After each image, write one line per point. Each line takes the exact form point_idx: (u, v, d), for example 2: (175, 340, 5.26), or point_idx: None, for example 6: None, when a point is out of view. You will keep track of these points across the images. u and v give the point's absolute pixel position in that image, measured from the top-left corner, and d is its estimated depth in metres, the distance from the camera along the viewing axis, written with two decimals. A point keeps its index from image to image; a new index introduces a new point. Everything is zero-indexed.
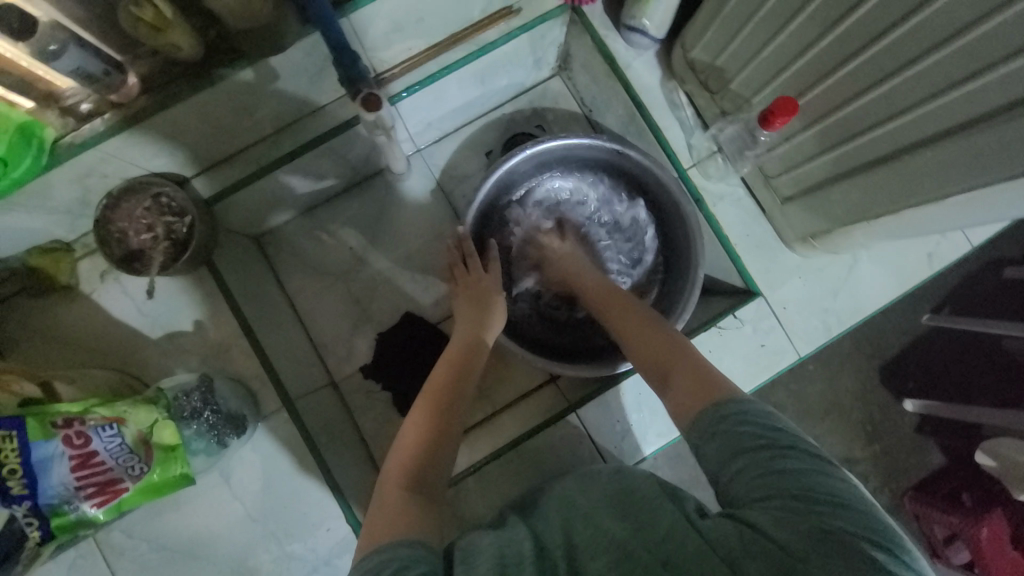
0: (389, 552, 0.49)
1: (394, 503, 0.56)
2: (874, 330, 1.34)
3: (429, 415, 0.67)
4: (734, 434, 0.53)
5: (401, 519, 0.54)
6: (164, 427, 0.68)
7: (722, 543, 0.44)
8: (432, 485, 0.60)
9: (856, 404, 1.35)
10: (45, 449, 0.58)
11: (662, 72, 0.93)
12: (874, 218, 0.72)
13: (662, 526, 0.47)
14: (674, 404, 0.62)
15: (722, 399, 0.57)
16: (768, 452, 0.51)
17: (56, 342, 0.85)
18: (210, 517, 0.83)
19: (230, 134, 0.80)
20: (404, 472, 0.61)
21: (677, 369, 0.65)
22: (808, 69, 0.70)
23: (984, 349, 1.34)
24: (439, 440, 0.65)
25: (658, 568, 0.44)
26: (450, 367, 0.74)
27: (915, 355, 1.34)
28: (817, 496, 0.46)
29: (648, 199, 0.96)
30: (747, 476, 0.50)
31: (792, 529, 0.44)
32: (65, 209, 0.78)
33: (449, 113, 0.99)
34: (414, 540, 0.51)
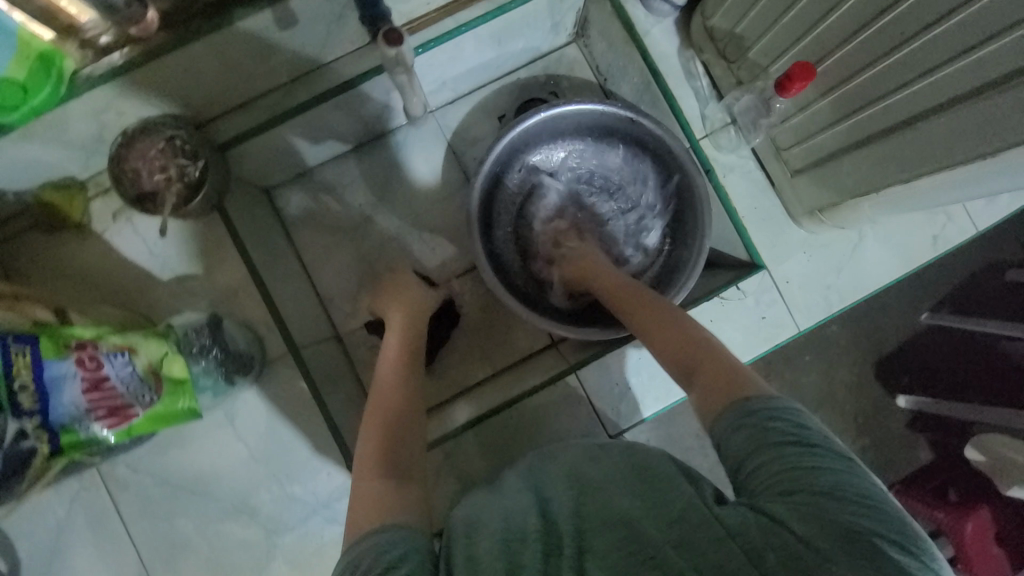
0: (369, 541, 0.50)
1: (370, 490, 0.57)
2: (873, 323, 1.35)
3: (392, 396, 0.70)
4: (765, 429, 0.53)
5: (380, 506, 0.55)
6: (173, 360, 0.69)
7: (743, 532, 0.45)
8: (408, 469, 0.61)
9: (850, 396, 1.35)
10: (57, 368, 0.60)
11: (680, 40, 0.92)
12: (881, 188, 0.72)
13: (677, 507, 0.49)
14: (697, 400, 0.62)
15: (751, 395, 0.57)
16: (795, 449, 0.51)
17: (67, 278, 0.86)
18: (214, 456, 0.85)
19: (248, 78, 0.80)
20: (375, 461, 0.61)
21: (699, 363, 0.64)
22: (828, 37, 0.70)
23: (981, 348, 1.34)
24: (400, 423, 0.66)
25: (670, 549, 0.45)
26: (400, 358, 0.77)
27: (913, 350, 1.35)
28: (845, 495, 0.47)
29: (658, 170, 0.97)
30: (770, 468, 0.50)
31: (816, 526, 0.45)
32: (80, 145, 0.78)
33: (465, 74, 0.99)
34: (398, 526, 0.52)
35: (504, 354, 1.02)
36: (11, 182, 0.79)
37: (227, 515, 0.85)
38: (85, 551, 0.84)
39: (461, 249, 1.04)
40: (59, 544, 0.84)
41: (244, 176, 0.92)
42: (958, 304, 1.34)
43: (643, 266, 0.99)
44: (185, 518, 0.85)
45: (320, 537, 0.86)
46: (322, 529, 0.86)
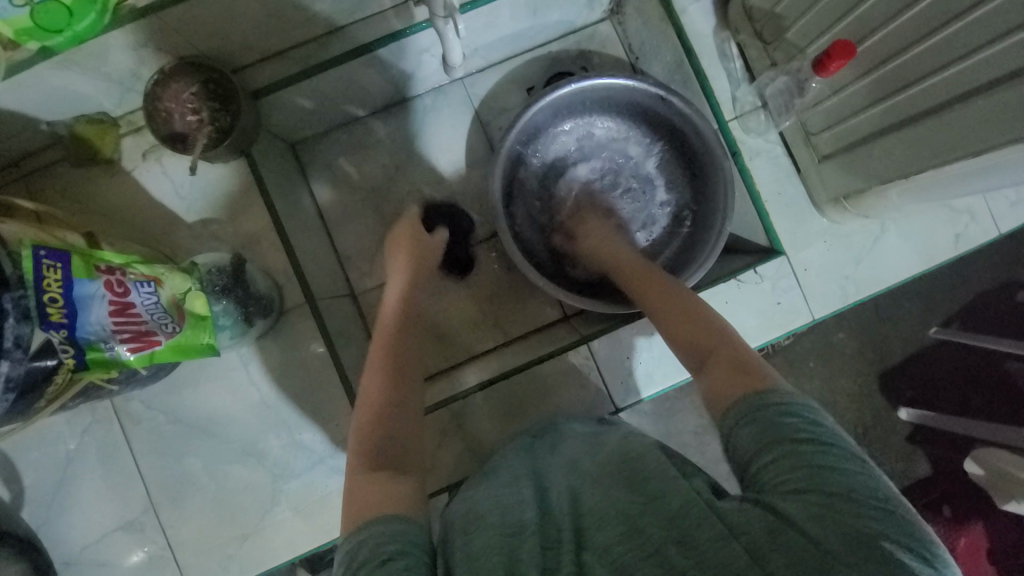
0: (369, 531, 0.49)
1: (367, 483, 0.55)
2: (879, 332, 1.34)
3: (390, 369, 0.68)
4: (776, 425, 0.52)
5: (379, 491, 0.53)
6: (196, 297, 0.71)
7: (746, 531, 0.45)
8: (404, 460, 0.59)
9: (852, 406, 1.34)
10: (87, 287, 0.60)
11: (717, 20, 0.91)
12: (914, 173, 0.72)
13: (675, 503, 0.49)
14: (710, 386, 0.61)
15: (767, 391, 0.56)
16: (808, 447, 0.50)
17: (94, 213, 0.88)
18: (227, 399, 0.86)
19: (282, 29, 0.80)
20: (368, 453, 0.59)
21: (716, 356, 0.63)
22: (871, 16, 0.70)
23: (985, 365, 1.34)
24: (396, 403, 0.64)
25: (670, 547, 0.45)
26: (392, 328, 0.74)
27: (919, 363, 1.34)
28: (859, 497, 0.46)
29: (684, 149, 0.96)
30: (780, 465, 0.49)
31: (826, 526, 0.44)
32: (117, 79, 0.79)
33: (498, 42, 0.99)
34: (395, 514, 0.51)
35: (516, 323, 1.02)
36: (46, 112, 0.80)
37: (235, 458, 0.86)
38: (93, 482, 0.85)
39: (481, 218, 1.05)
40: (68, 473, 0.85)
41: (273, 127, 0.93)
42: (971, 320, 1.33)
43: (659, 247, 1.01)
44: (193, 457, 0.86)
45: (324, 487, 0.87)
46: (327, 479, 0.87)
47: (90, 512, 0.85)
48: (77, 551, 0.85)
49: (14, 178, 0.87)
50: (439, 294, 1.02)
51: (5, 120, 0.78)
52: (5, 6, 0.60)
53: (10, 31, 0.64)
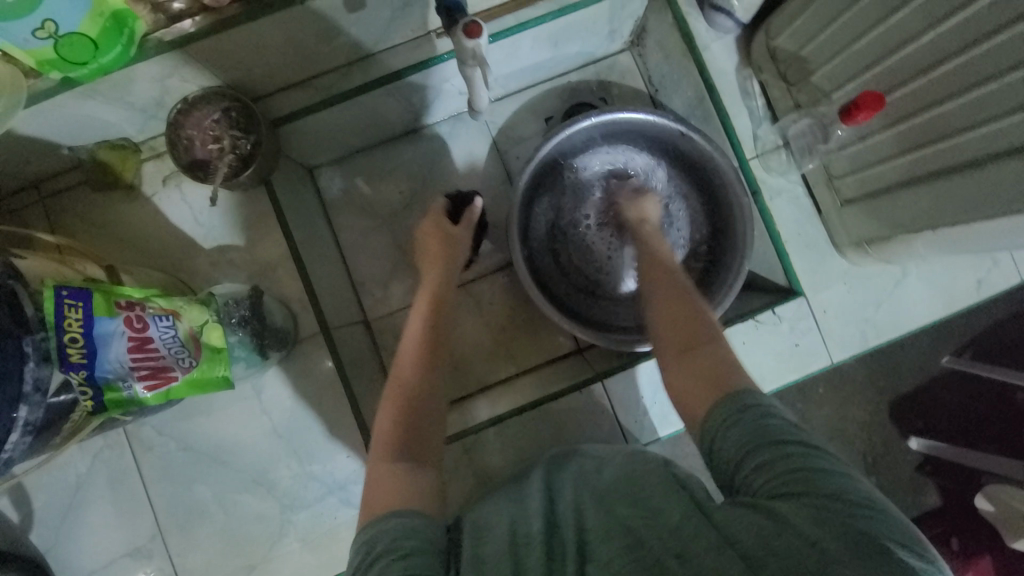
0: (387, 523, 0.50)
1: (385, 475, 0.57)
2: (889, 360, 1.26)
3: (421, 363, 0.70)
4: (762, 427, 0.51)
5: (402, 486, 0.55)
6: (213, 328, 0.68)
7: (739, 539, 0.42)
8: (421, 450, 0.61)
9: (860, 431, 1.27)
10: (107, 325, 0.60)
11: (739, 58, 0.92)
12: (940, 226, 0.72)
13: (675, 517, 0.46)
14: (683, 397, 0.60)
15: (741, 393, 0.55)
16: (793, 448, 0.48)
17: (113, 237, 0.88)
18: (240, 428, 0.86)
19: (309, 60, 0.81)
20: (390, 442, 0.61)
21: (697, 355, 0.62)
22: (904, 66, 0.70)
23: (994, 395, 1.27)
24: (413, 420, 0.63)
25: (669, 558, 0.42)
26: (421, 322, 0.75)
27: (928, 395, 1.27)
28: (851, 498, 0.44)
29: (703, 185, 0.96)
30: (769, 470, 0.47)
31: (823, 527, 0.41)
32: (142, 107, 0.80)
33: (518, 73, 0.98)
34: (413, 510, 0.52)
35: (528, 355, 1.01)
36: (70, 138, 0.81)
37: (245, 486, 0.86)
38: (102, 507, 0.85)
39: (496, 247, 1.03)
40: (77, 498, 0.85)
41: (293, 155, 0.93)
42: (984, 350, 1.26)
43: None
44: (204, 485, 0.86)
45: (333, 518, 0.86)
46: (337, 510, 0.86)
47: (98, 537, 0.85)
48: None
49: (34, 201, 0.88)
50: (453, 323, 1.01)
51: (30, 146, 0.79)
52: (28, 38, 0.61)
53: (33, 61, 0.65)
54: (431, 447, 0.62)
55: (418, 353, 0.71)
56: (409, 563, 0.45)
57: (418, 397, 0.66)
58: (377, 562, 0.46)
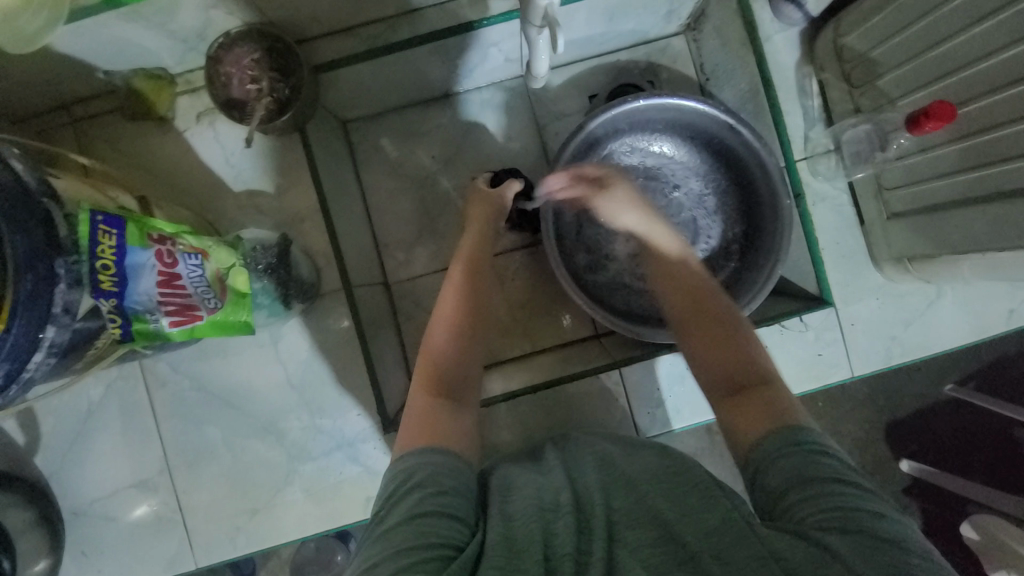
0: (426, 457, 0.53)
1: (426, 409, 0.59)
2: (895, 383, 1.25)
3: (460, 321, 0.67)
4: (816, 464, 0.50)
5: (430, 426, 0.57)
6: (239, 273, 0.68)
7: (788, 556, 0.42)
8: (461, 391, 0.62)
9: (856, 449, 1.25)
10: (139, 256, 0.59)
11: (801, 54, 0.88)
12: (990, 250, 0.70)
13: (714, 520, 0.46)
14: (730, 429, 0.58)
15: (795, 428, 0.53)
16: (848, 488, 0.48)
17: (141, 169, 0.87)
18: (255, 375, 0.87)
19: (358, 8, 0.77)
20: (430, 384, 0.62)
21: (747, 387, 0.59)
22: (979, 79, 0.67)
23: (992, 428, 1.24)
24: (449, 382, 0.62)
25: (705, 556, 0.43)
26: (462, 279, 0.71)
27: (927, 420, 1.25)
28: (907, 546, 0.43)
29: (744, 182, 0.93)
30: (819, 503, 0.47)
31: (876, 567, 0.41)
32: (183, 37, 0.77)
33: (568, 44, 0.94)
34: (445, 450, 0.55)
35: (547, 334, 1.00)
36: (108, 61, 0.78)
37: (255, 432, 0.86)
38: (111, 437, 0.86)
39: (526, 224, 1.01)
40: (88, 426, 0.86)
41: (330, 106, 0.90)
42: (987, 383, 1.23)
43: None
44: (214, 426, 0.86)
45: (338, 474, 0.87)
46: (343, 466, 0.87)
47: (106, 466, 0.86)
48: (89, 502, 0.86)
49: (64, 123, 0.86)
50: None
51: (66, 66, 0.77)
52: None
53: None
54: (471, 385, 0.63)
55: (457, 309, 0.67)
56: (444, 499, 0.49)
57: (454, 355, 0.64)
58: (413, 493, 0.50)
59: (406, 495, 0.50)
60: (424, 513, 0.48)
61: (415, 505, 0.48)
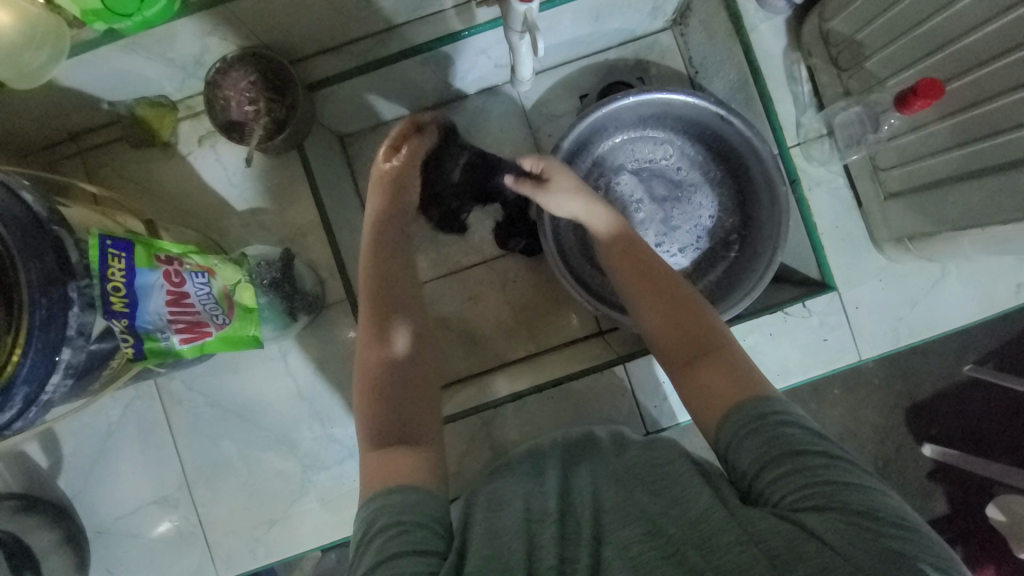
0: (390, 498, 0.52)
1: (387, 454, 0.57)
2: (911, 366, 1.23)
3: (403, 342, 0.66)
4: (783, 436, 0.49)
5: (407, 459, 0.57)
6: (244, 289, 0.73)
7: (765, 538, 0.42)
8: (405, 432, 0.60)
9: (874, 435, 1.23)
10: (147, 277, 0.60)
11: (788, 41, 0.89)
12: (990, 224, 0.69)
13: (698, 509, 0.47)
14: (701, 405, 0.57)
15: (762, 399, 0.53)
16: (817, 460, 0.47)
17: (147, 194, 0.90)
18: (265, 388, 0.89)
19: (347, 25, 0.79)
20: (377, 425, 0.60)
21: (707, 360, 0.58)
22: (964, 55, 0.67)
23: (1013, 408, 1.22)
24: (399, 393, 0.63)
25: (690, 547, 0.43)
26: (379, 315, 0.67)
27: (947, 402, 1.22)
28: (881, 516, 0.43)
29: (740, 171, 0.93)
30: (794, 481, 0.46)
31: (850, 539, 0.41)
32: (180, 65, 0.80)
33: (556, 47, 0.95)
34: (421, 488, 0.54)
35: (550, 334, 1.01)
36: (111, 93, 0.81)
37: (269, 445, 0.88)
38: (130, 456, 0.88)
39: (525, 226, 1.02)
40: (108, 444, 0.88)
41: (325, 121, 0.93)
42: (1006, 361, 1.21)
43: (702, 269, 0.97)
44: (229, 441, 0.88)
45: (351, 482, 0.88)
46: (355, 474, 0.88)
47: (127, 485, 0.88)
48: (111, 521, 0.88)
49: (73, 153, 0.89)
50: (474, 299, 1.02)
51: (73, 99, 0.80)
52: None
53: (78, 11, 0.65)
54: (424, 422, 0.62)
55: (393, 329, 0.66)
56: (408, 537, 0.49)
57: (404, 391, 0.63)
58: (376, 538, 0.49)
59: (370, 543, 0.49)
60: (387, 558, 0.47)
61: (380, 550, 0.48)
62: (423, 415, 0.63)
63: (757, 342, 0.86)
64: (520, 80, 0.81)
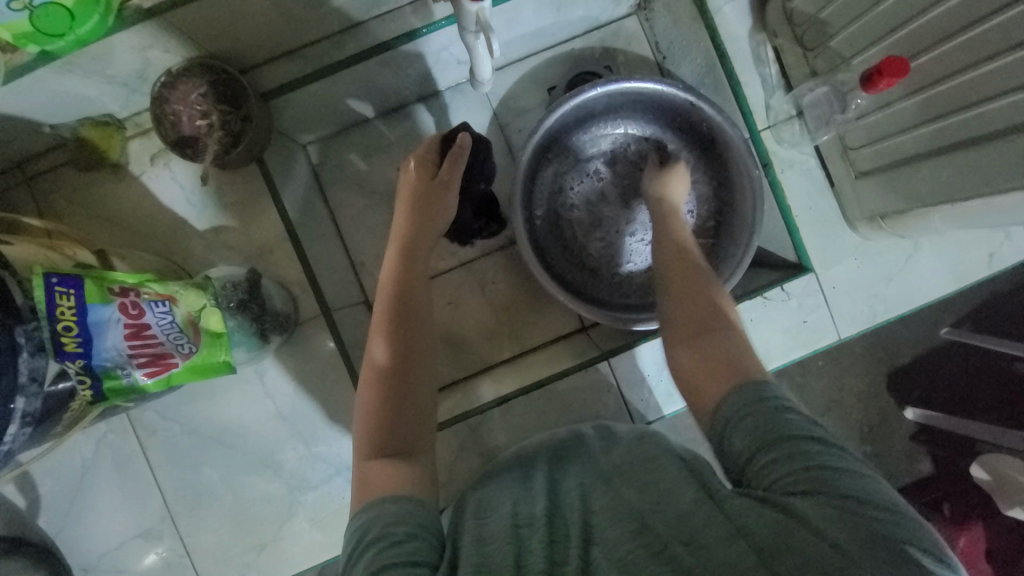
0: (381, 509, 0.51)
1: (376, 468, 0.56)
2: (891, 334, 1.25)
3: (397, 348, 0.65)
4: (778, 419, 0.50)
5: (394, 469, 0.55)
6: (211, 313, 0.66)
7: (751, 528, 0.42)
8: (405, 442, 0.59)
9: (858, 405, 1.25)
10: (102, 312, 0.58)
11: (753, 23, 0.88)
12: (960, 200, 0.69)
13: (685, 503, 0.46)
14: (696, 386, 0.58)
15: (759, 383, 0.54)
16: (810, 446, 0.47)
17: (102, 220, 0.86)
18: (243, 411, 0.86)
19: (297, 28, 0.75)
20: (374, 434, 0.59)
21: (711, 343, 0.60)
22: (927, 32, 0.67)
23: (990, 367, 1.25)
24: (395, 399, 0.61)
25: (677, 544, 0.42)
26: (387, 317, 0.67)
27: (927, 367, 1.25)
28: (870, 501, 0.43)
29: (714, 154, 0.92)
30: (787, 465, 0.46)
31: (840, 527, 0.41)
32: (122, 81, 0.76)
33: (519, 39, 0.92)
34: (405, 495, 0.53)
35: (533, 334, 0.99)
36: (51, 116, 0.77)
37: (253, 468, 0.86)
38: (108, 491, 0.85)
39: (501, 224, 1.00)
40: (84, 482, 0.85)
41: (286, 130, 0.89)
42: (981, 323, 1.23)
43: None
44: (212, 468, 0.86)
45: (340, 499, 0.87)
46: (344, 490, 0.86)
47: (108, 520, 0.85)
48: (96, 559, 0.85)
49: (18, 182, 0.85)
50: (454, 302, 0.99)
51: (9, 125, 0.75)
52: (3, 11, 0.56)
53: (9, 35, 0.60)
54: (420, 433, 0.61)
55: (388, 335, 0.66)
56: (402, 547, 0.47)
57: (404, 399, 0.61)
58: (369, 550, 0.47)
59: (362, 554, 0.47)
60: (381, 569, 0.45)
61: (373, 561, 0.45)
62: (425, 428, 0.62)
63: None
64: (483, 78, 0.77)
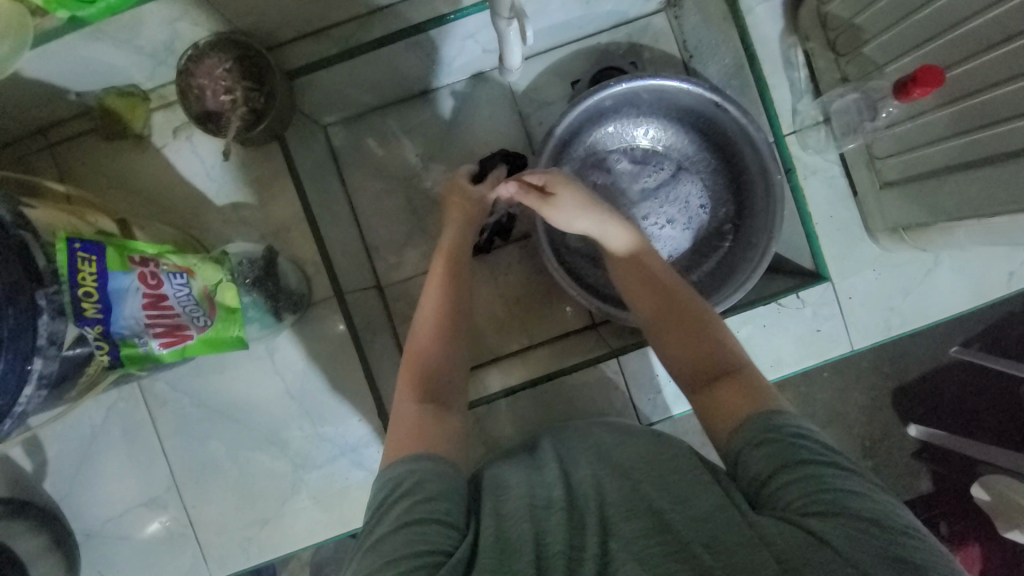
0: (410, 469, 0.52)
1: (399, 427, 0.57)
2: (899, 349, 1.24)
3: (441, 328, 0.64)
4: (793, 444, 0.49)
5: (415, 432, 0.56)
6: (227, 288, 0.70)
7: (778, 543, 0.42)
8: (447, 395, 0.61)
9: (861, 418, 1.24)
10: (122, 280, 0.58)
11: (784, 25, 0.86)
12: (987, 215, 0.68)
13: (703, 508, 0.46)
14: (711, 416, 0.56)
15: (776, 410, 0.52)
16: (826, 470, 0.47)
17: (122, 189, 0.86)
18: (251, 386, 0.87)
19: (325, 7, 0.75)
20: (412, 390, 0.60)
21: (722, 377, 0.57)
22: (964, 43, 0.66)
23: (997, 387, 1.24)
24: (431, 378, 0.61)
25: (699, 547, 0.43)
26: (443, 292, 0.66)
27: (933, 384, 1.24)
28: (890, 524, 0.43)
29: (736, 157, 0.91)
30: (803, 487, 0.46)
31: (862, 549, 0.41)
32: (150, 51, 0.77)
33: (546, 31, 0.91)
34: (426, 453, 0.54)
35: (543, 328, 0.99)
36: (77, 82, 0.78)
37: (259, 444, 0.87)
38: (116, 458, 0.86)
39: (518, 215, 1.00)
40: (92, 448, 0.86)
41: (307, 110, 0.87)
42: (990, 343, 1.22)
43: (695, 260, 0.95)
44: (218, 441, 0.87)
45: (343, 480, 0.87)
46: (348, 472, 0.87)
47: (115, 487, 0.87)
48: (100, 524, 0.87)
49: (41, 147, 0.85)
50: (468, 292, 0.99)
51: (37, 89, 0.76)
52: None
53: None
54: (453, 396, 0.61)
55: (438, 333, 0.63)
56: (434, 505, 0.49)
57: (432, 379, 0.61)
58: (396, 505, 0.49)
59: (391, 508, 0.49)
60: (413, 521, 0.47)
61: (406, 511, 0.48)
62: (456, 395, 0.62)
63: (751, 334, 0.86)
64: (513, 63, 0.76)
